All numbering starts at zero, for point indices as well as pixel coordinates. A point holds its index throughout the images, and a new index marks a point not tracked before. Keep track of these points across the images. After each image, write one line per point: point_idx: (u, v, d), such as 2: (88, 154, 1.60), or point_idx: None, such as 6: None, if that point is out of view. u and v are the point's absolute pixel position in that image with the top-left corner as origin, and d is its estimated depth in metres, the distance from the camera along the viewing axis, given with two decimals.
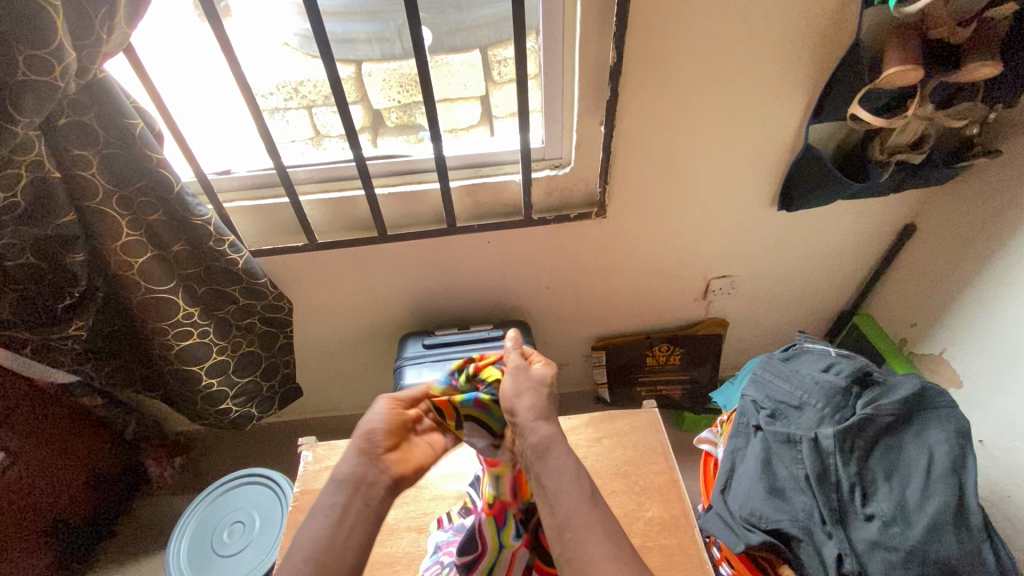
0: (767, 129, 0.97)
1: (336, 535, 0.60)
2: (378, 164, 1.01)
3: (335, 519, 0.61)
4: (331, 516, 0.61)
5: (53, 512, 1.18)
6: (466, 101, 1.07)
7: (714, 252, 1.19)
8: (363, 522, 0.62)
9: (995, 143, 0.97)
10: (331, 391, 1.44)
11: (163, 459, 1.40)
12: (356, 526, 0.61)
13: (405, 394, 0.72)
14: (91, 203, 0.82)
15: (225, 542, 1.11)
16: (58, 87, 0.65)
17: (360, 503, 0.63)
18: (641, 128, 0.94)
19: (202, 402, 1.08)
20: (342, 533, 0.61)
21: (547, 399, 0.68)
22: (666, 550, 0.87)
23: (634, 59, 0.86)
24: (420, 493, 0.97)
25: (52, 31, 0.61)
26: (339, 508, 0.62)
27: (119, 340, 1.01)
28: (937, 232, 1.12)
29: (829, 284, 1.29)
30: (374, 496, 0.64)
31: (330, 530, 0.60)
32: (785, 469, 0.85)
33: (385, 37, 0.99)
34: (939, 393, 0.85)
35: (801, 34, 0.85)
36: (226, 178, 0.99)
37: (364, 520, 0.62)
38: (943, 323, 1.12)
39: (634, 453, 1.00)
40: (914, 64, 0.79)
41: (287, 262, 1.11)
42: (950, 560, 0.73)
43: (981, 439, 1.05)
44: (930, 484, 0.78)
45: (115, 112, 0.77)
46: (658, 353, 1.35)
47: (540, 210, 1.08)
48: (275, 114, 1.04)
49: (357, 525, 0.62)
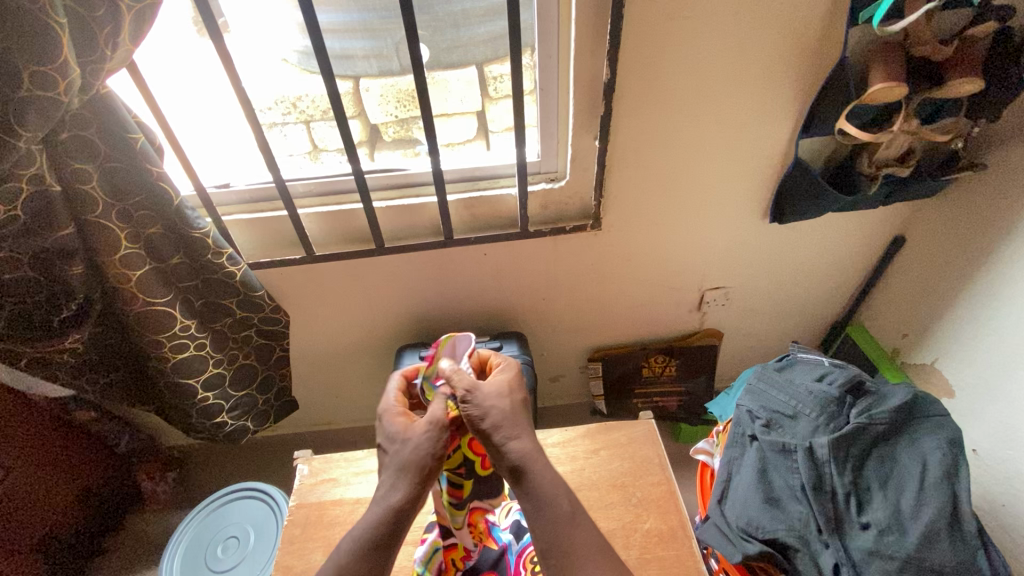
0: (756, 143, 0.99)
1: (368, 545, 0.62)
2: (376, 178, 1.03)
3: (368, 530, 0.63)
4: (363, 525, 0.64)
5: (44, 527, 1.17)
6: (463, 115, 1.08)
7: (708, 264, 1.20)
8: (390, 530, 0.63)
9: (980, 156, 0.99)
10: (327, 405, 1.44)
11: (157, 474, 1.39)
12: (389, 534, 0.63)
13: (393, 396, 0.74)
14: (90, 216, 0.82)
15: (219, 557, 1.10)
16: (62, 101, 0.67)
17: (391, 512, 0.64)
18: (634, 142, 0.96)
19: (197, 416, 1.07)
20: (373, 546, 0.62)
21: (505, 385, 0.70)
22: (663, 561, 0.87)
23: (626, 76, 0.88)
24: (416, 506, 0.97)
25: (57, 47, 0.62)
26: (370, 518, 0.64)
27: (115, 353, 1.01)
28: (925, 243, 1.14)
29: (822, 294, 1.31)
30: (402, 506, 0.64)
31: (365, 536, 0.63)
32: (780, 479, 0.86)
33: (383, 54, 0.99)
34: (931, 401, 0.86)
35: (789, 50, 0.87)
36: (226, 192, 1.00)
37: (397, 527, 0.63)
38: (934, 334, 1.14)
39: (631, 464, 1.00)
40: (897, 82, 0.82)
41: (284, 275, 1.11)
42: (944, 568, 0.73)
43: (975, 449, 1.05)
44: (924, 492, 0.79)
45: (116, 126, 0.78)
46: (654, 364, 1.36)
47: (536, 223, 1.09)
48: (274, 128, 1.06)
49: (384, 538, 0.63)
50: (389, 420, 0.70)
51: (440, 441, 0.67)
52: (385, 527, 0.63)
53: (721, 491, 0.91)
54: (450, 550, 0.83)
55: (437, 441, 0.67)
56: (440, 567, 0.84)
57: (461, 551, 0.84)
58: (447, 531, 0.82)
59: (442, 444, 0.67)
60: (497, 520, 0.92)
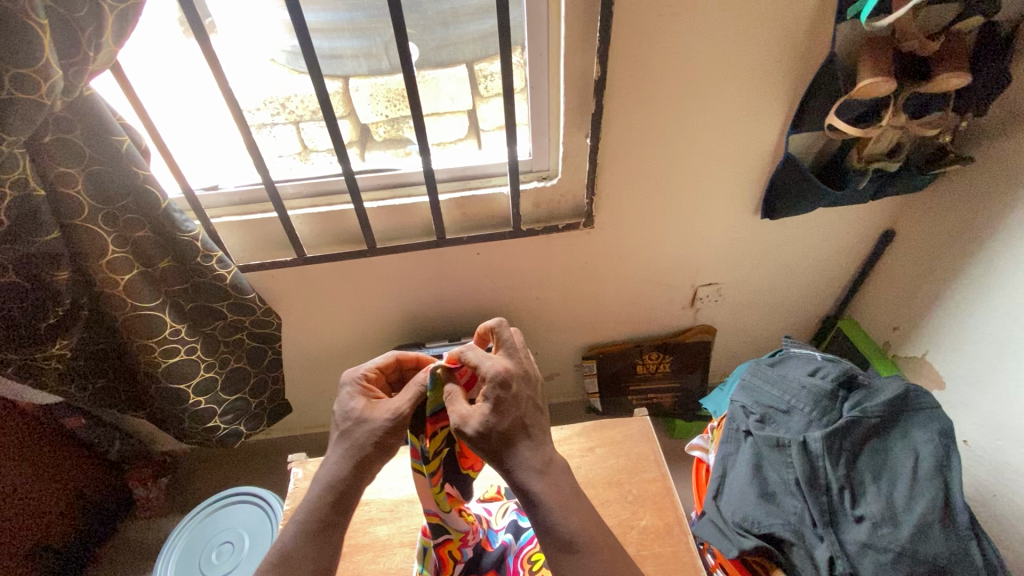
0: (747, 139, 1.00)
1: (311, 526, 0.62)
2: (367, 178, 1.02)
3: (312, 510, 0.63)
4: (307, 503, 0.64)
5: (34, 536, 1.15)
6: (453, 114, 1.07)
7: (701, 260, 1.20)
8: (332, 511, 0.63)
9: (968, 149, 1.00)
10: (320, 408, 1.43)
11: (149, 481, 1.36)
12: (332, 514, 0.63)
13: (364, 370, 0.73)
14: (76, 220, 0.81)
15: (214, 563, 1.09)
16: (44, 104, 0.65)
17: (333, 492, 0.64)
18: (627, 140, 0.96)
19: (190, 421, 1.06)
20: (317, 525, 0.62)
21: (499, 407, 0.62)
22: (661, 558, 0.87)
23: (617, 73, 0.87)
24: (412, 507, 0.97)
25: (38, 49, 0.61)
26: (313, 495, 0.64)
27: (104, 359, 1.00)
28: (915, 236, 1.15)
29: (813, 289, 1.31)
30: (347, 486, 0.64)
31: (308, 516, 0.63)
32: (775, 474, 0.86)
33: (372, 53, 0.98)
34: (923, 393, 0.87)
35: (779, 45, 0.88)
36: (214, 194, 0.99)
37: (340, 506, 0.64)
38: (925, 326, 1.15)
39: (627, 461, 1.01)
40: (886, 76, 0.82)
41: (275, 277, 1.10)
42: (938, 559, 0.74)
43: (966, 440, 1.07)
44: (918, 484, 0.79)
45: (101, 129, 0.76)
46: (648, 361, 1.36)
47: (529, 221, 1.09)
48: (263, 129, 1.04)
49: (330, 517, 0.63)
50: (353, 395, 0.70)
51: (392, 430, 0.66)
52: (327, 507, 0.63)
53: (716, 487, 0.91)
54: (445, 542, 0.80)
55: (389, 428, 0.66)
56: (438, 564, 0.81)
57: (457, 540, 0.80)
58: (440, 525, 0.77)
59: (391, 433, 0.66)
60: (492, 522, 0.91)
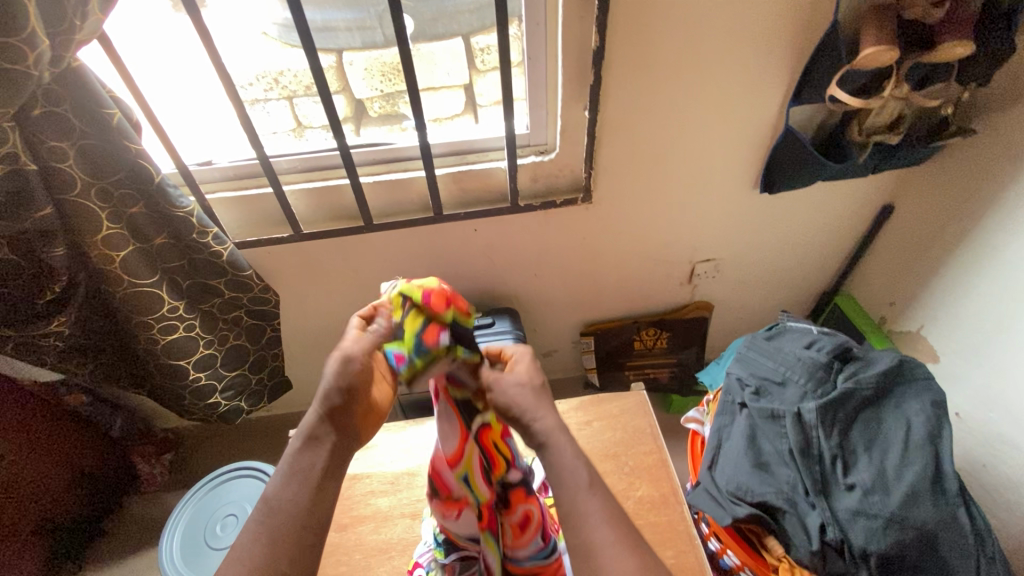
0: (747, 111, 0.98)
1: (287, 472, 0.57)
2: (362, 153, 1.01)
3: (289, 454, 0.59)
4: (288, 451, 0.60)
5: (41, 511, 1.18)
6: (450, 89, 1.05)
7: (699, 236, 1.20)
8: (308, 452, 0.58)
9: (971, 121, 0.99)
10: (320, 384, 1.44)
11: (152, 457, 1.39)
12: (311, 457, 0.58)
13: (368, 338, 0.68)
14: (69, 196, 0.80)
15: (218, 535, 1.11)
16: (32, 75, 0.64)
17: (307, 437, 0.59)
18: (625, 113, 0.95)
19: (190, 397, 1.07)
20: (294, 470, 0.57)
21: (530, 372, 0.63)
22: (656, 526, 0.89)
23: (615, 42, 0.86)
24: (413, 480, 0.98)
25: (22, 17, 0.60)
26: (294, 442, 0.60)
27: (102, 336, 1.00)
28: (914, 209, 1.14)
29: (811, 265, 1.32)
30: (317, 431, 0.59)
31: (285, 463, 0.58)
32: (769, 444, 0.87)
33: (366, 26, 0.96)
34: (916, 364, 0.88)
35: (782, 12, 0.85)
36: (208, 169, 0.98)
37: (315, 450, 0.58)
38: (922, 301, 1.15)
39: (623, 434, 1.02)
40: (889, 45, 0.81)
41: (272, 254, 1.10)
42: (927, 525, 0.76)
43: (958, 412, 1.09)
44: (908, 453, 0.81)
45: (91, 103, 0.75)
46: (646, 337, 1.37)
47: (526, 197, 1.08)
48: (256, 105, 1.03)
49: (307, 455, 0.58)
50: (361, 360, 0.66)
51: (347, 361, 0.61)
52: (303, 447, 0.59)
53: (711, 457, 0.92)
54: (488, 436, 0.65)
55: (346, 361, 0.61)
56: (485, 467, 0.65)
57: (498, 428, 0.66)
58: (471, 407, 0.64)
59: (348, 363, 0.61)
60: None
